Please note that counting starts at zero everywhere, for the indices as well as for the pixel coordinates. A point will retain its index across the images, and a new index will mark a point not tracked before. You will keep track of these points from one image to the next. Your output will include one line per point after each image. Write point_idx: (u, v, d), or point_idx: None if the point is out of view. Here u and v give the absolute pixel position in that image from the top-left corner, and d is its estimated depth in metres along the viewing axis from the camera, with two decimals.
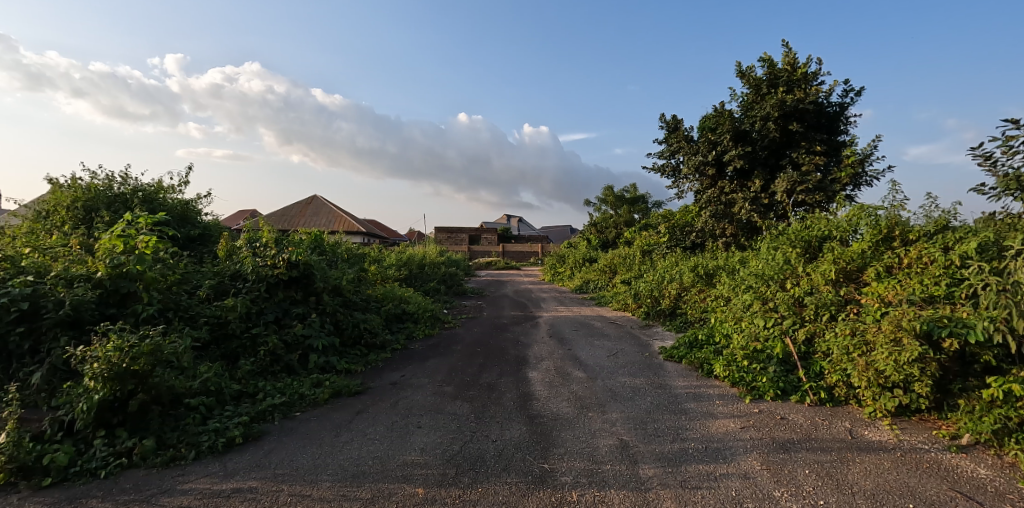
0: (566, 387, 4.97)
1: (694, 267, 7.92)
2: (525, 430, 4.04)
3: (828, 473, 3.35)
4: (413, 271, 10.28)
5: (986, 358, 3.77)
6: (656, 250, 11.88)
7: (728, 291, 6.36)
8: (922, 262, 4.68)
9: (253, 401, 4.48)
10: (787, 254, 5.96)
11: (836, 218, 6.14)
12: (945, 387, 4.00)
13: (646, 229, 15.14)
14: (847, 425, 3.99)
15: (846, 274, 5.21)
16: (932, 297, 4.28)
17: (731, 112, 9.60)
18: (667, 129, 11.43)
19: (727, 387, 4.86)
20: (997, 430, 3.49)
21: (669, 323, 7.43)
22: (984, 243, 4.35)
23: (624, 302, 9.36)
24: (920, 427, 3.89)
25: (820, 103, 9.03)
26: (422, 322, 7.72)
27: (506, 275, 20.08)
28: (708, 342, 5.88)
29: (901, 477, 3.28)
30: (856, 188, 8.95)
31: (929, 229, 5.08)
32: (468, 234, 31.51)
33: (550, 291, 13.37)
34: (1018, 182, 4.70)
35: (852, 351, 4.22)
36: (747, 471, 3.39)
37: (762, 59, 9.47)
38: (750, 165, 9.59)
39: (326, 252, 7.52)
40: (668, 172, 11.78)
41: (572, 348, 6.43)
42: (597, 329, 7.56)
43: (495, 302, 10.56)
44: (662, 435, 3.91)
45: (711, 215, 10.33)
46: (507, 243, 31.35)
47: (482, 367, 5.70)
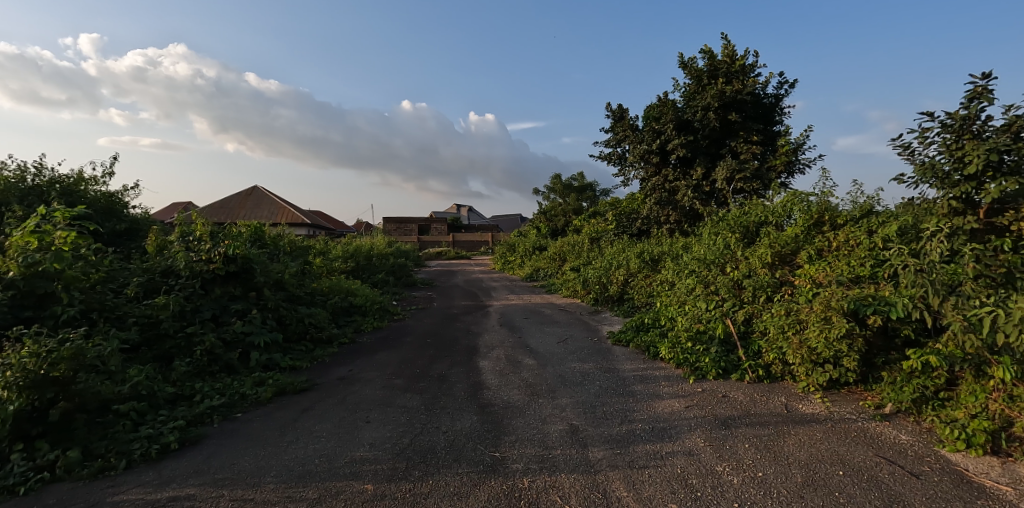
0: (517, 374, 4.97)
1: (640, 253, 8.05)
2: (476, 419, 4.02)
3: (765, 446, 3.53)
4: (361, 262, 10.00)
5: (906, 332, 4.06)
6: (604, 237, 11.99)
7: (672, 277, 6.53)
8: (849, 245, 4.98)
9: (190, 403, 4.24)
10: (727, 239, 6.18)
11: (771, 205, 6.44)
12: (870, 360, 4.29)
13: (593, 217, 15.42)
14: (783, 400, 4.20)
15: (781, 257, 5.44)
16: (859, 278, 4.51)
17: (674, 102, 9.84)
18: (613, 118, 11.60)
19: (672, 368, 4.99)
20: (915, 399, 3.81)
21: (618, 308, 7.57)
22: (904, 226, 4.68)
23: (572, 288, 9.47)
24: (848, 399, 4.16)
25: (756, 95, 9.45)
26: (370, 315, 7.52)
27: (457, 265, 19.99)
28: (654, 325, 6.03)
29: (832, 446, 3.51)
30: (790, 176, 9.40)
31: (854, 214, 5.43)
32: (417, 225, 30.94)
33: (501, 279, 13.39)
34: (932, 171, 4.45)
35: (787, 330, 4.44)
36: (692, 448, 3.53)
37: (703, 50, 9.75)
38: (692, 153, 9.88)
39: (267, 245, 7.19)
40: (614, 161, 11.98)
41: (522, 335, 6.45)
42: (547, 316, 7.61)
43: (445, 293, 10.44)
44: (610, 418, 3.98)
45: (655, 202, 10.59)
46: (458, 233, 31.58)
47: (432, 358, 5.61)
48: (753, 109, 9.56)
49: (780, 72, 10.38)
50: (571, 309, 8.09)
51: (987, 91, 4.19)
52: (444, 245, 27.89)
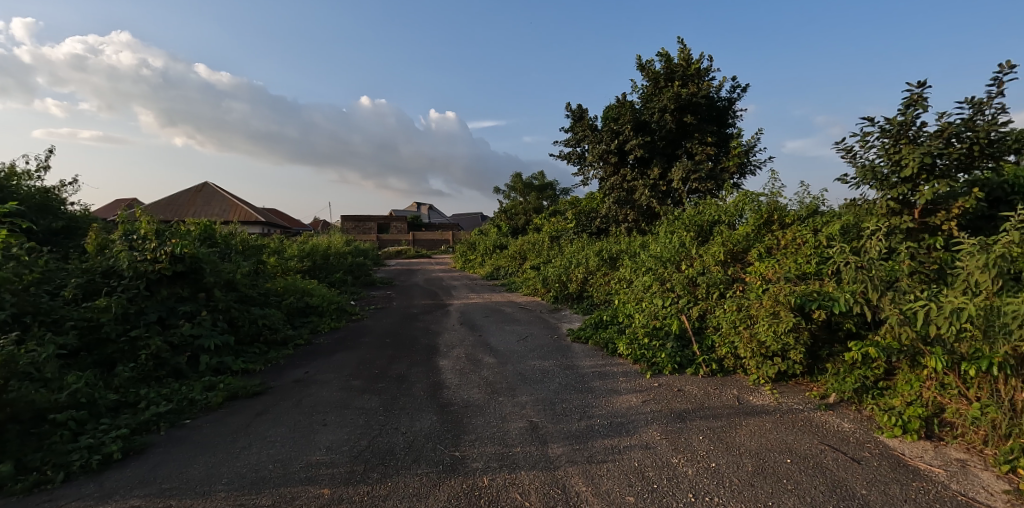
0: (477, 373, 4.97)
1: (599, 251, 8.16)
2: (436, 419, 3.99)
3: (718, 437, 3.66)
4: (318, 261, 9.76)
5: (848, 326, 4.27)
6: (564, 236, 12.10)
7: (629, 274, 6.66)
8: (796, 243, 5.20)
9: (134, 411, 4.03)
10: (682, 237, 6.35)
11: (724, 205, 6.66)
12: (815, 353, 4.50)
13: (553, 215, 15.56)
14: (735, 393, 4.35)
15: (733, 255, 5.63)
16: (805, 275, 4.72)
17: (632, 103, 10.04)
18: (573, 117, 11.73)
19: (630, 364, 5.10)
20: (856, 389, 4.02)
21: (577, 306, 7.68)
22: (846, 225, 4.92)
23: (532, 286, 9.53)
24: (795, 390, 4.35)
25: (711, 98, 9.75)
26: (327, 316, 7.35)
27: (417, 264, 19.78)
28: (612, 321, 6.14)
29: (780, 435, 3.66)
30: (742, 177, 9.75)
31: (801, 214, 5.68)
32: (376, 223, 30.40)
33: (462, 278, 13.35)
34: (872, 173, 4.70)
35: (738, 324, 4.60)
36: (649, 442, 3.62)
37: (660, 53, 9.98)
38: (650, 153, 10.11)
39: (218, 244, 6.91)
40: (574, 160, 12.12)
41: (483, 334, 6.45)
42: (507, 314, 7.63)
43: (405, 292, 10.31)
44: (569, 414, 4.03)
45: (614, 202, 10.69)
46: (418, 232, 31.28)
47: (392, 358, 5.53)
48: (707, 112, 9.86)
49: (733, 76, 10.75)
50: (531, 307, 8.14)
51: (922, 98, 4.45)
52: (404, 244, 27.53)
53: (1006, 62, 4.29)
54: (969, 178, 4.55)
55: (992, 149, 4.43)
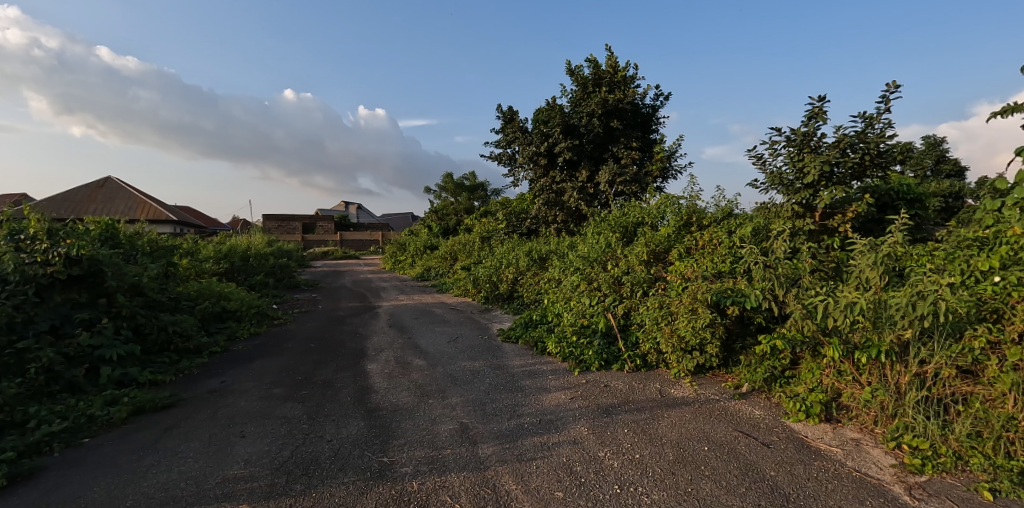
0: (406, 376, 4.89)
1: (529, 251, 8.26)
2: (363, 425, 3.89)
3: (641, 430, 3.82)
4: (236, 264, 9.21)
5: (759, 320, 4.60)
6: (495, 236, 12.17)
7: (558, 274, 6.81)
8: (712, 243, 5.52)
9: (21, 432, 3.62)
10: (608, 238, 6.57)
11: (647, 207, 6.97)
12: (729, 346, 4.80)
13: (485, 216, 15.60)
14: (658, 386, 4.56)
15: (656, 255, 5.90)
16: (720, 273, 5.01)
17: (561, 107, 10.26)
18: (504, 119, 11.81)
19: (559, 362, 5.21)
20: (766, 378, 4.34)
21: (508, 306, 7.76)
22: (758, 227, 5.30)
23: (463, 287, 9.50)
24: (712, 381, 4.63)
25: (636, 104, 10.17)
26: (247, 321, 6.95)
27: (345, 266, 19.14)
28: (541, 321, 6.24)
29: (698, 425, 3.88)
30: (665, 181, 10.25)
31: (717, 216, 6.05)
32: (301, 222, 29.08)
33: (391, 279, 13.07)
34: (779, 179, 5.12)
35: (660, 321, 4.82)
36: (576, 437, 3.71)
37: (588, 59, 10.28)
38: (578, 156, 10.40)
39: (122, 245, 6.31)
40: (505, 161, 12.22)
41: (412, 336, 6.35)
42: (438, 316, 7.57)
43: (332, 294, 9.96)
44: (499, 413, 4.06)
45: (544, 203, 10.89)
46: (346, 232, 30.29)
47: (317, 364, 5.32)
48: (632, 118, 10.30)
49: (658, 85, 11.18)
50: (462, 308, 8.11)
51: (822, 111, 4.92)
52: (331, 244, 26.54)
53: (890, 85, 5.08)
54: (861, 185, 5.05)
55: (881, 160, 4.94)
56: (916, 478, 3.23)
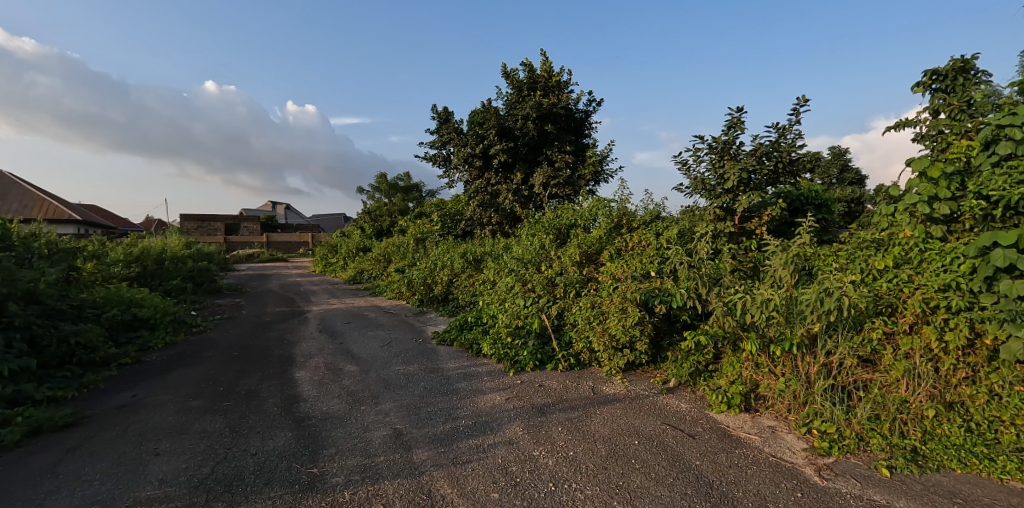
0: (337, 383, 4.74)
1: (464, 253, 8.28)
2: (291, 435, 3.74)
3: (575, 427, 3.92)
4: (149, 267, 8.54)
5: (684, 318, 4.84)
6: (429, 238, 12.05)
7: (493, 276, 6.84)
8: (641, 245, 5.75)
9: None
10: (542, 240, 6.67)
11: (580, 209, 7.15)
12: (658, 343, 5.02)
13: (419, 217, 15.39)
14: (591, 384, 4.69)
15: (588, 256, 6.07)
16: (649, 273, 5.22)
17: (496, 109, 10.29)
18: (439, 120, 11.70)
19: (494, 363, 5.24)
20: (691, 373, 4.56)
21: (443, 308, 7.71)
22: (682, 230, 5.58)
23: (396, 290, 9.33)
24: (642, 377, 4.83)
25: (570, 109, 10.41)
26: (162, 329, 6.47)
27: (271, 269, 18.25)
28: (476, 323, 6.25)
29: (628, 419, 4.04)
30: (597, 184, 10.58)
31: (645, 219, 6.32)
32: (223, 223, 27.34)
33: (322, 283, 12.61)
34: (702, 184, 5.44)
35: (592, 320, 4.96)
36: (511, 438, 3.75)
37: (524, 63, 10.38)
38: (513, 159, 10.52)
39: (14, 247, 5.60)
40: (439, 162, 12.13)
41: (344, 341, 6.16)
42: (371, 319, 7.40)
43: (257, 299, 9.47)
44: (434, 417, 4.03)
45: (479, 204, 10.97)
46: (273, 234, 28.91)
47: (240, 373, 5.05)
48: (566, 122, 10.50)
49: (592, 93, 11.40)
50: (396, 312, 7.97)
51: (740, 121, 5.22)
52: (257, 246, 25.23)
53: (800, 98, 5.49)
54: (776, 190, 5.42)
55: (792, 168, 5.33)
56: (824, 459, 3.50)
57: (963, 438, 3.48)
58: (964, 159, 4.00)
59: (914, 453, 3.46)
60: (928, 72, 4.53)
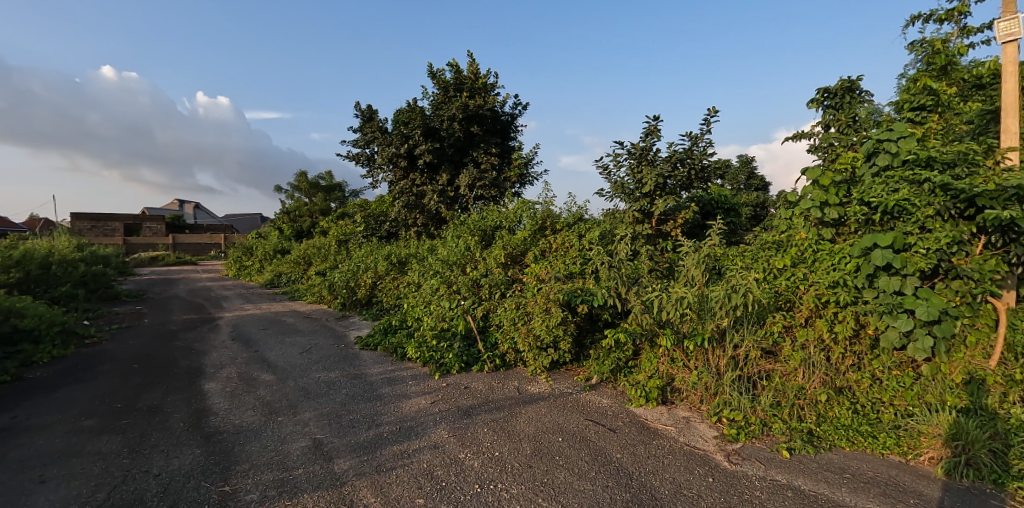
0: (251, 394, 4.49)
1: (388, 255, 8.11)
2: (200, 452, 3.50)
3: (500, 428, 3.95)
4: (31, 272, 7.65)
5: (606, 317, 5.00)
6: (352, 239, 11.67)
7: (418, 278, 6.74)
8: (564, 246, 5.89)
9: None
10: (467, 241, 6.65)
11: (505, 211, 7.20)
12: (581, 341, 5.16)
13: (342, 217, 14.84)
14: (516, 384, 4.75)
15: (513, 258, 6.12)
16: (571, 274, 5.35)
17: (421, 109, 10.12)
18: (362, 118, 11.38)
19: (419, 367, 5.18)
20: (612, 369, 4.73)
21: (366, 312, 7.52)
22: (604, 232, 5.76)
23: (317, 294, 8.97)
24: (566, 375, 4.96)
25: (496, 112, 10.49)
26: (47, 342, 5.82)
27: (178, 272, 16.92)
28: (401, 326, 6.13)
29: (552, 417, 4.13)
30: (522, 186, 10.70)
31: (569, 221, 6.47)
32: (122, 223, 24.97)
33: (235, 287, 11.87)
34: (622, 188, 5.65)
35: (517, 321, 5.00)
36: (437, 442, 3.72)
37: (450, 63, 10.30)
38: (439, 159, 10.41)
39: None
40: (363, 161, 11.78)
41: (259, 349, 5.84)
42: (290, 325, 7.07)
43: (161, 306, 8.76)
44: (356, 425, 3.92)
45: (404, 205, 10.58)
46: (181, 235, 26.84)
47: (141, 388, 4.66)
48: (492, 124, 10.55)
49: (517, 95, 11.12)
50: (316, 317, 7.65)
51: (656, 129, 5.47)
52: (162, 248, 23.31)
53: (711, 109, 5.78)
54: (689, 194, 5.73)
55: (703, 175, 5.66)
56: (733, 445, 3.74)
57: (851, 419, 3.82)
58: (851, 169, 4.40)
59: (809, 435, 3.76)
60: (821, 89, 4.94)
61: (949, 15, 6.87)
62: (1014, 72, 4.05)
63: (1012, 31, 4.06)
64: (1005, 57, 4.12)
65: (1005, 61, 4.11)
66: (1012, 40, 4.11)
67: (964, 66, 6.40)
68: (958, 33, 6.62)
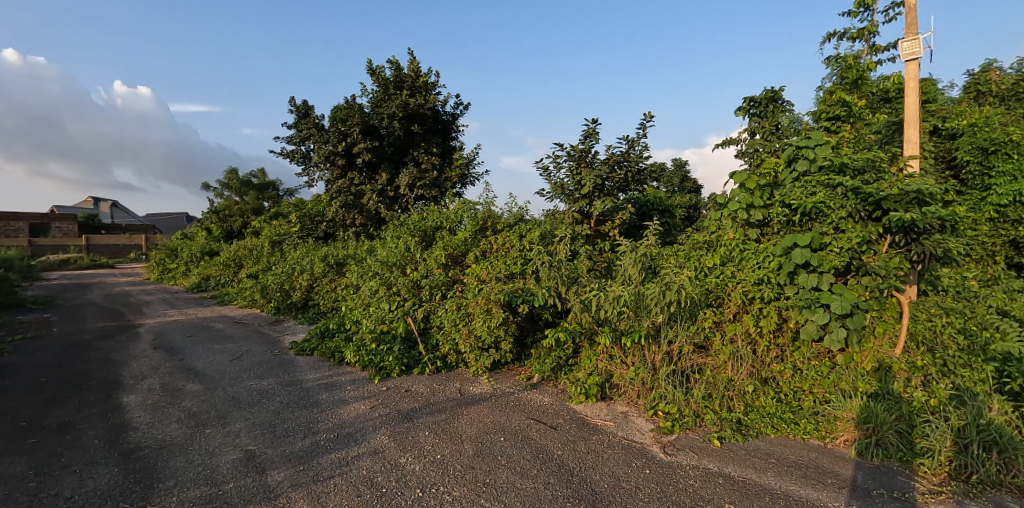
0: (176, 406, 4.24)
1: (324, 256, 7.86)
2: (117, 471, 3.27)
3: (442, 430, 3.93)
4: None
5: (546, 316, 5.06)
6: (287, 240, 11.19)
7: (356, 280, 6.56)
8: (505, 247, 5.91)
9: None
10: (407, 242, 6.54)
11: (445, 212, 7.14)
12: (522, 341, 5.21)
13: (275, 217, 14.20)
14: (458, 386, 4.73)
15: (454, 258, 6.09)
16: (512, 274, 5.37)
17: (360, 106, 9.84)
18: (298, 113, 11.00)
19: (358, 371, 5.07)
20: (553, 367, 4.81)
21: (302, 316, 7.27)
22: (544, 232, 5.84)
23: (248, 298, 8.56)
24: (508, 375, 5.00)
25: (437, 111, 10.40)
26: None
27: (92, 276, 15.65)
28: (339, 330, 5.96)
29: (494, 417, 4.14)
30: (463, 186, 10.64)
31: (509, 221, 6.50)
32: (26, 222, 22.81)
33: (157, 292, 11.12)
34: (562, 189, 5.74)
35: (458, 322, 4.97)
36: (377, 447, 3.65)
37: (390, 60, 10.06)
38: (378, 158, 10.19)
39: None
40: (297, 159, 11.33)
41: (184, 358, 5.51)
42: (219, 331, 6.71)
43: (73, 313, 8.08)
44: (291, 434, 3.78)
45: (341, 205, 10.32)
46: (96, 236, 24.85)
47: (48, 403, 4.29)
48: (433, 123, 10.46)
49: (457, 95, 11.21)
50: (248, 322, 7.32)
51: (595, 132, 5.59)
52: (74, 250, 21.50)
53: (649, 115, 6.00)
54: (626, 196, 5.90)
55: (639, 177, 5.83)
56: (668, 437, 3.89)
57: (775, 408, 4.05)
58: (773, 174, 4.67)
59: (738, 424, 3.97)
60: (748, 99, 5.23)
61: (860, 33, 7.40)
62: (914, 88, 4.42)
63: (913, 50, 4.44)
64: (908, 74, 4.50)
65: (907, 78, 4.49)
66: (914, 59, 4.50)
67: (873, 81, 6.91)
68: (867, 51, 7.14)
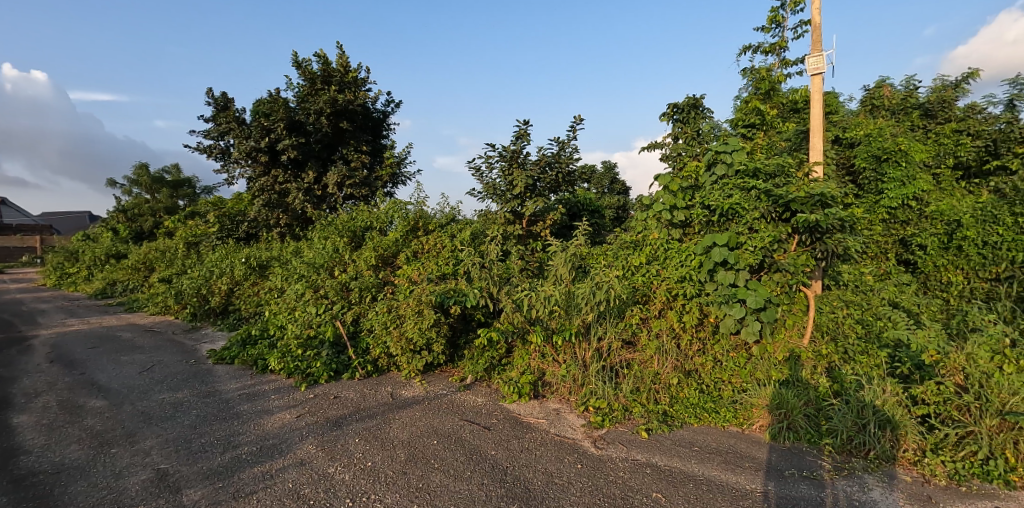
0: (76, 425, 3.89)
1: (245, 258, 7.47)
2: (5, 502, 2.96)
3: (372, 436, 3.85)
4: None
5: (479, 317, 5.07)
6: (204, 241, 10.52)
7: (281, 283, 6.22)
8: (436, 247, 5.87)
9: None
10: (335, 243, 6.34)
11: (376, 212, 6.98)
12: (455, 342, 5.19)
13: (190, 217, 13.28)
14: (389, 390, 4.66)
15: (384, 259, 5.97)
16: (444, 275, 5.32)
17: (284, 101, 9.41)
18: (216, 106, 10.30)
19: (282, 379, 4.88)
20: (486, 367, 4.84)
21: (222, 322, 6.89)
22: (475, 233, 5.84)
23: (161, 304, 7.99)
24: (441, 377, 4.96)
25: (367, 108, 10.15)
26: None
27: None
28: (262, 336, 5.69)
29: (426, 420, 4.11)
30: (394, 186, 10.45)
31: (441, 221, 6.46)
32: None
33: (54, 300, 10.14)
34: (494, 189, 5.77)
35: (388, 325, 4.87)
36: (304, 458, 3.52)
37: (317, 53, 9.67)
38: (304, 156, 9.79)
39: None
40: (216, 155, 10.68)
41: (86, 372, 5.07)
42: (127, 341, 6.23)
43: None
44: (209, 449, 3.58)
45: (264, 204, 9.86)
46: None
47: None
48: (363, 120, 10.20)
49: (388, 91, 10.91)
50: (160, 331, 6.84)
51: (526, 133, 5.63)
52: None
53: (576, 117, 6.15)
54: (557, 197, 6.01)
55: (569, 178, 5.95)
56: (598, 431, 4.00)
57: (697, 398, 4.28)
58: (694, 177, 4.90)
59: (664, 415, 4.16)
60: (671, 104, 5.45)
61: (772, 47, 7.89)
62: (819, 101, 4.78)
63: (818, 66, 4.80)
64: (813, 87, 4.86)
65: (813, 91, 4.84)
66: (818, 74, 4.86)
67: (783, 92, 7.41)
68: (778, 64, 7.63)
